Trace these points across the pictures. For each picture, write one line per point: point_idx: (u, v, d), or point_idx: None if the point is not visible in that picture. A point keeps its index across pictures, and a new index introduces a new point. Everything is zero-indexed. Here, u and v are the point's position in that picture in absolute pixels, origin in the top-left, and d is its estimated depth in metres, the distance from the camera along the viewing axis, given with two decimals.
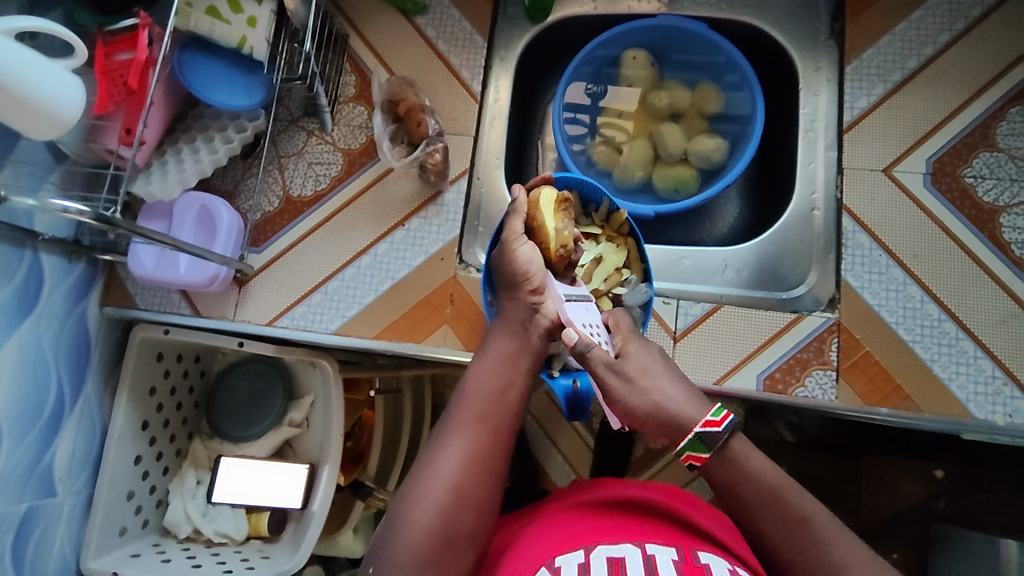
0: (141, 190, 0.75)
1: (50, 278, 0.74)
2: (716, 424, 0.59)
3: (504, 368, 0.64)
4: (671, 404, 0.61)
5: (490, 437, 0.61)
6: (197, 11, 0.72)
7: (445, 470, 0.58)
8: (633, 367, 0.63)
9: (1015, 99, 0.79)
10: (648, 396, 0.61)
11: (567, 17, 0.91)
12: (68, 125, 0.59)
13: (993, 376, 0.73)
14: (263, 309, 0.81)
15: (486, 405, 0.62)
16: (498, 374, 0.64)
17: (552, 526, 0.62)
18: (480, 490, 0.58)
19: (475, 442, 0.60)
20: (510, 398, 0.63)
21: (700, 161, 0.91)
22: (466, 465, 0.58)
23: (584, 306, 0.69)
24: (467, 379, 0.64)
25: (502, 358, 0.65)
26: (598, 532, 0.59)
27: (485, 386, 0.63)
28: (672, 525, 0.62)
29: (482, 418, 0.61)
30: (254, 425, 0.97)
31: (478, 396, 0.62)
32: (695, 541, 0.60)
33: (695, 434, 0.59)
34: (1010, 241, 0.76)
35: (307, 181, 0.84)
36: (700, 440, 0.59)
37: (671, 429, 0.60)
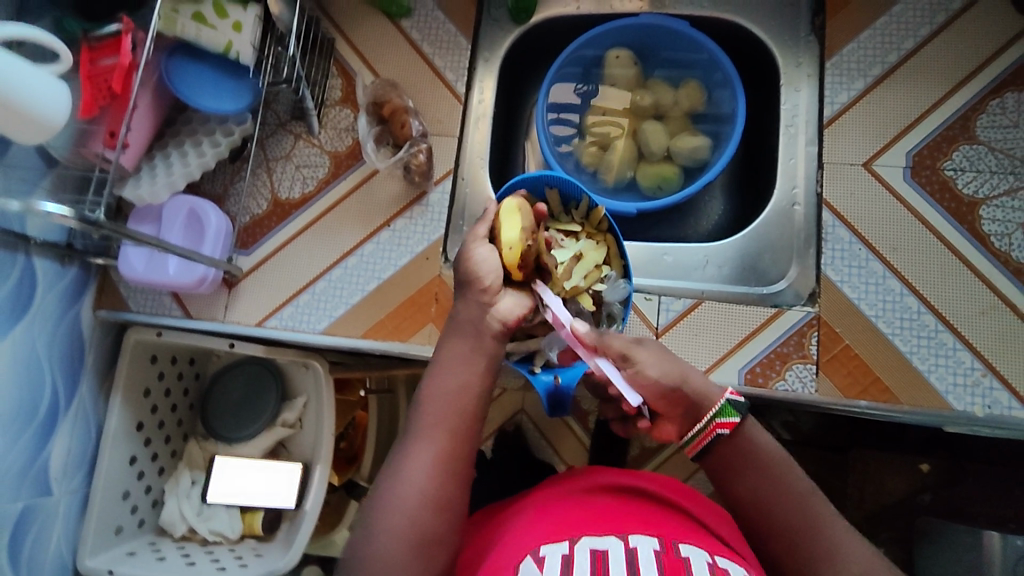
0: (130, 194, 0.76)
1: (43, 282, 0.76)
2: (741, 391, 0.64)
3: (463, 367, 0.65)
4: (693, 382, 0.64)
5: (454, 437, 0.61)
6: (184, 17, 0.73)
7: (429, 473, 0.59)
8: (659, 346, 0.66)
9: (995, 92, 0.80)
10: (675, 369, 0.64)
11: (550, 17, 0.92)
12: (53, 129, 0.61)
13: (972, 368, 0.74)
14: (252, 309, 0.82)
15: (451, 403, 0.63)
16: (461, 373, 0.64)
17: (540, 518, 0.62)
18: (453, 489, 0.60)
19: (441, 444, 0.61)
20: (471, 395, 0.64)
21: (684, 159, 0.92)
22: (434, 467, 0.59)
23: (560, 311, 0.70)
24: (431, 381, 0.64)
25: (462, 357, 0.65)
26: (583, 523, 0.60)
27: (448, 385, 0.63)
28: (658, 514, 0.63)
29: (446, 418, 0.62)
30: (245, 426, 0.99)
31: (442, 396, 0.63)
32: (681, 531, 0.60)
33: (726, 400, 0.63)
34: (989, 234, 0.77)
35: (295, 183, 0.85)
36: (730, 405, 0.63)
37: (695, 402, 0.63)
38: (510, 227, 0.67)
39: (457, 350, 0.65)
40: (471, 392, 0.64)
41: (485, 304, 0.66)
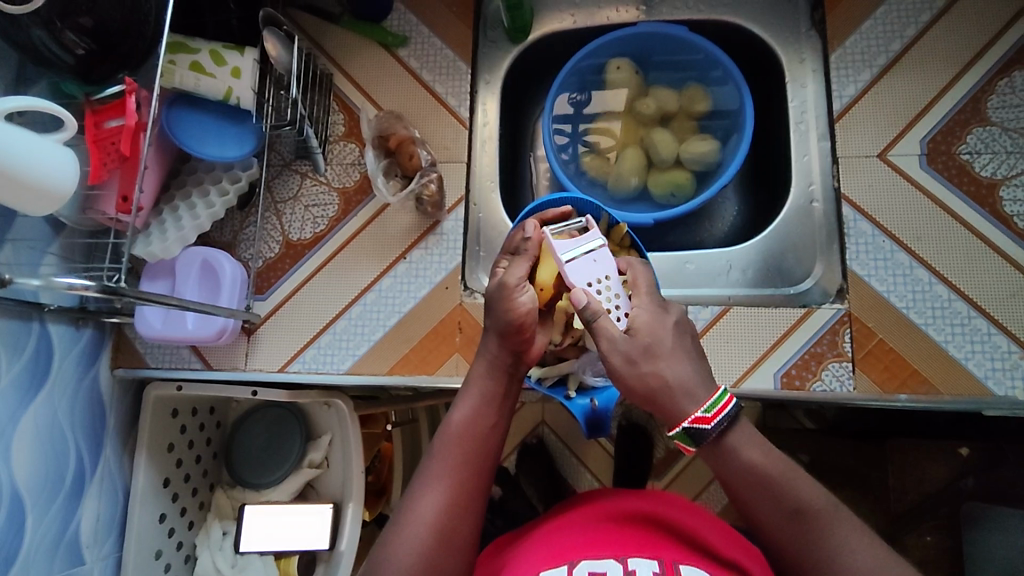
0: (142, 251, 0.75)
1: (59, 348, 0.74)
2: (708, 420, 0.55)
3: (486, 407, 0.64)
4: (667, 391, 0.56)
5: (465, 476, 0.60)
6: (182, 68, 0.74)
7: (462, 518, 0.59)
8: (637, 346, 0.58)
9: (1002, 72, 0.79)
10: (647, 378, 0.57)
11: (547, 33, 0.92)
12: (63, 197, 0.59)
13: (1009, 351, 0.72)
14: (274, 356, 0.81)
15: (469, 443, 0.62)
16: (479, 412, 0.64)
17: (549, 540, 0.65)
18: (463, 529, 0.59)
19: (454, 484, 0.60)
20: (494, 435, 0.63)
21: (694, 163, 0.91)
22: (448, 508, 0.58)
23: (589, 258, 0.67)
24: (450, 417, 0.64)
25: (484, 396, 0.65)
26: (587, 545, 0.61)
27: (468, 424, 0.63)
28: (665, 536, 0.63)
29: (464, 459, 0.61)
30: (271, 472, 0.97)
31: (460, 436, 0.62)
32: (682, 552, 0.61)
33: (684, 428, 0.56)
34: (1012, 215, 0.76)
35: (306, 224, 0.84)
36: (687, 435, 0.56)
37: (663, 414, 0.57)
38: (546, 266, 0.68)
39: (475, 389, 0.65)
40: (487, 432, 0.63)
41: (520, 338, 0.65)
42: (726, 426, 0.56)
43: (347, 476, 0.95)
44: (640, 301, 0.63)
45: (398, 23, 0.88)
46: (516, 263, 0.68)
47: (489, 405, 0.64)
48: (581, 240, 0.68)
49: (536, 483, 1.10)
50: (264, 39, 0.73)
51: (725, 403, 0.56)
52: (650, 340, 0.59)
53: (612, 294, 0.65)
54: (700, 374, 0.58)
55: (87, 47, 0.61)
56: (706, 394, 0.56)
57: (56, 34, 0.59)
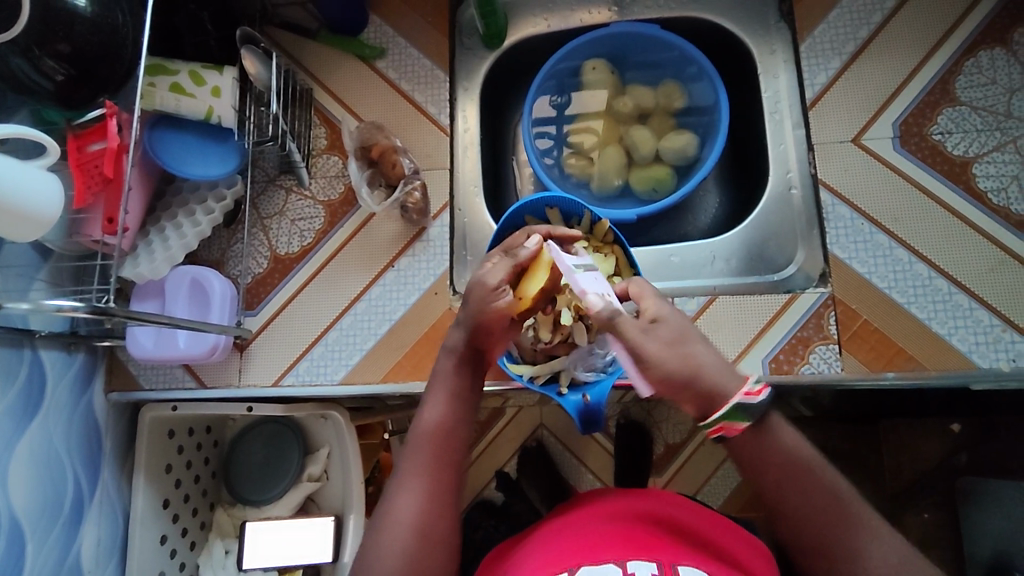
0: (131, 272, 0.75)
1: (52, 373, 0.74)
2: (756, 394, 0.59)
3: (457, 401, 0.66)
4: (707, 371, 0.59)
5: (441, 472, 0.62)
6: (162, 89, 0.75)
7: (441, 514, 0.61)
8: (669, 333, 0.60)
9: (968, 52, 0.81)
10: (684, 359, 0.59)
11: (522, 38, 0.93)
12: (50, 222, 0.60)
13: (991, 325, 0.74)
14: (267, 370, 0.81)
15: (443, 440, 0.64)
16: (449, 411, 0.65)
17: (549, 544, 0.65)
18: (444, 525, 0.61)
19: (431, 480, 0.62)
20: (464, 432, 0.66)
21: (673, 158, 0.92)
22: (427, 507, 0.60)
23: (589, 274, 0.65)
24: (421, 418, 0.65)
25: (455, 389, 0.67)
26: (586, 549, 0.62)
27: (439, 421, 0.64)
28: (663, 536, 0.64)
29: (438, 454, 0.63)
30: (271, 487, 0.97)
31: (432, 433, 0.64)
32: (681, 552, 0.61)
33: (735, 402, 0.58)
34: (986, 191, 0.77)
35: (293, 238, 0.84)
36: (738, 410, 0.58)
37: (707, 398, 0.59)
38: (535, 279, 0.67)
39: (444, 386, 0.67)
40: (458, 426, 0.65)
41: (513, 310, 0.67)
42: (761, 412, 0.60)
43: (347, 488, 0.95)
44: (648, 305, 0.62)
45: (375, 35, 0.89)
46: (503, 264, 0.67)
47: (459, 399, 0.66)
48: (580, 259, 0.68)
49: (539, 485, 1.10)
50: (243, 58, 0.75)
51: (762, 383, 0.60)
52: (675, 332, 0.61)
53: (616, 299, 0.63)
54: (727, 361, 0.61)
55: (66, 74, 0.61)
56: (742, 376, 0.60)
57: (35, 61, 0.59)
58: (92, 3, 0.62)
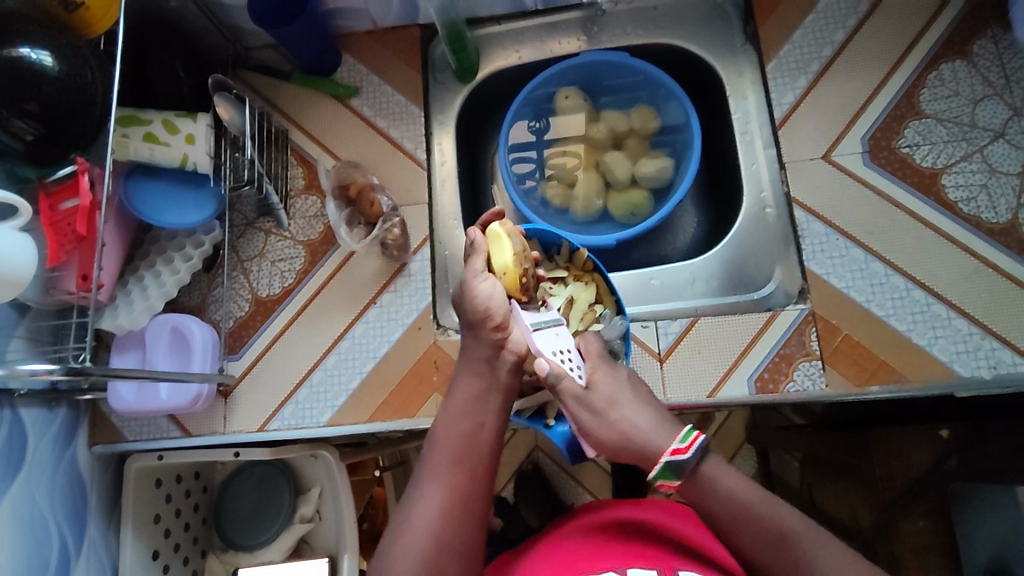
0: (109, 324, 0.75)
1: (34, 431, 0.73)
2: (684, 450, 0.59)
3: (472, 408, 0.66)
4: (639, 435, 0.61)
5: (459, 478, 0.62)
6: (136, 140, 0.75)
7: (457, 520, 0.61)
8: (600, 399, 0.63)
9: (930, 65, 0.83)
10: (614, 429, 0.62)
11: (495, 70, 0.94)
12: (23, 283, 0.59)
13: (970, 333, 0.75)
14: (252, 416, 0.81)
15: (460, 446, 0.64)
16: (467, 417, 0.65)
17: (552, 552, 0.66)
18: (464, 530, 0.61)
19: (447, 489, 0.62)
20: (484, 436, 0.65)
21: (649, 182, 0.93)
22: (443, 511, 0.60)
23: (552, 331, 0.68)
24: (439, 424, 0.66)
25: (468, 400, 0.66)
26: (588, 558, 0.63)
27: (456, 427, 0.65)
28: (659, 547, 0.65)
29: (453, 463, 0.63)
30: (263, 530, 0.95)
31: (449, 439, 0.64)
32: (678, 558, 0.62)
33: (664, 462, 0.59)
34: (956, 201, 0.79)
35: (274, 279, 0.84)
36: (669, 468, 0.59)
37: (641, 459, 0.61)
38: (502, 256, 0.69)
39: (462, 392, 0.67)
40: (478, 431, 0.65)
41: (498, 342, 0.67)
42: (702, 455, 0.60)
43: (340, 526, 0.94)
44: (595, 365, 0.66)
45: (348, 74, 0.90)
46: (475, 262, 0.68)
47: (477, 404, 0.66)
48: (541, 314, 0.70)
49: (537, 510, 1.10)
50: (216, 104, 0.75)
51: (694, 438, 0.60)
52: (611, 392, 0.64)
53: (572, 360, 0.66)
54: (660, 417, 0.63)
55: (35, 133, 0.61)
56: (677, 429, 0.61)
57: (4, 123, 0.60)
58: (60, 62, 0.62)
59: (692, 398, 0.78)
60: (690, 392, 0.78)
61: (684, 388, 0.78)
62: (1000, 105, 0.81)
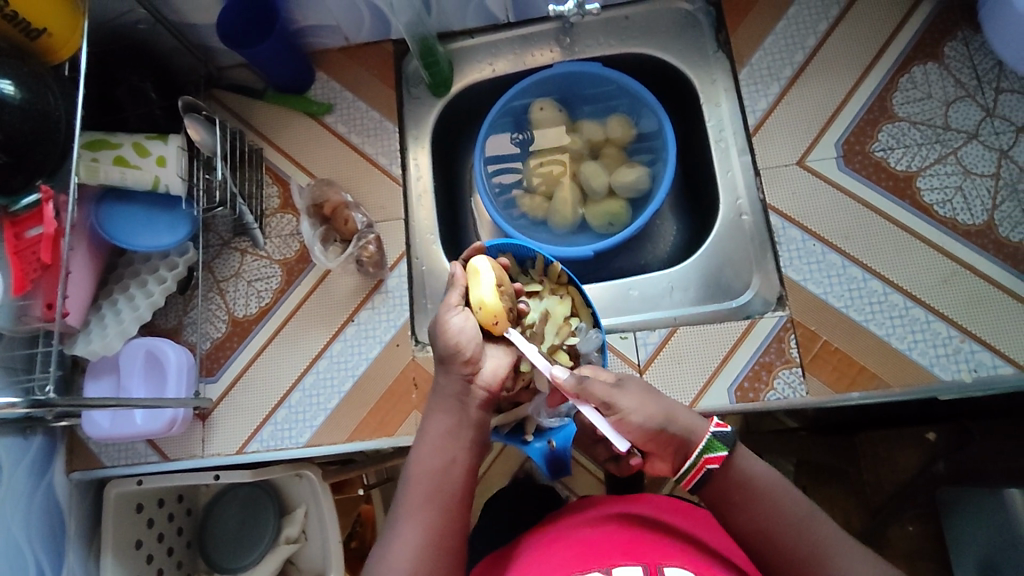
0: (83, 350, 0.74)
1: (7, 461, 0.72)
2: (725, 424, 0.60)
3: (446, 443, 0.63)
4: (678, 418, 0.60)
5: (435, 515, 0.59)
6: (106, 163, 0.74)
7: (435, 560, 0.58)
8: (638, 385, 0.62)
9: (902, 68, 0.83)
10: (656, 413, 0.60)
11: (469, 83, 0.94)
12: None
13: (949, 336, 0.74)
14: (230, 438, 0.80)
15: (435, 480, 0.61)
16: (442, 449, 0.63)
17: (543, 550, 0.64)
18: (442, 572, 0.58)
19: (423, 526, 0.59)
20: (458, 471, 0.62)
21: (626, 192, 0.93)
22: (420, 551, 0.57)
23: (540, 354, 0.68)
24: (414, 457, 0.63)
25: (443, 432, 0.64)
26: (575, 557, 0.60)
27: (430, 460, 0.62)
28: (653, 540, 0.62)
29: (427, 501, 0.60)
30: (249, 552, 0.95)
31: (425, 474, 0.61)
32: (670, 553, 0.59)
33: (710, 434, 0.59)
34: (931, 203, 0.79)
35: (250, 299, 0.84)
36: (716, 439, 0.59)
37: (684, 441, 0.59)
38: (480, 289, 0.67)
39: (437, 423, 0.64)
40: (454, 464, 0.62)
41: (468, 377, 0.65)
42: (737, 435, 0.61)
43: (325, 547, 0.93)
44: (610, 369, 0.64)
45: (321, 92, 0.89)
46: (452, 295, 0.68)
47: (452, 435, 0.63)
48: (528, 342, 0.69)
49: None
50: (186, 126, 0.74)
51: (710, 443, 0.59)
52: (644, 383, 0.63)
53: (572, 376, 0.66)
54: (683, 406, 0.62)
55: None
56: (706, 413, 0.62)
57: None
58: (21, 90, 0.61)
59: None
60: None
61: (664, 399, 0.77)
62: (973, 106, 0.81)
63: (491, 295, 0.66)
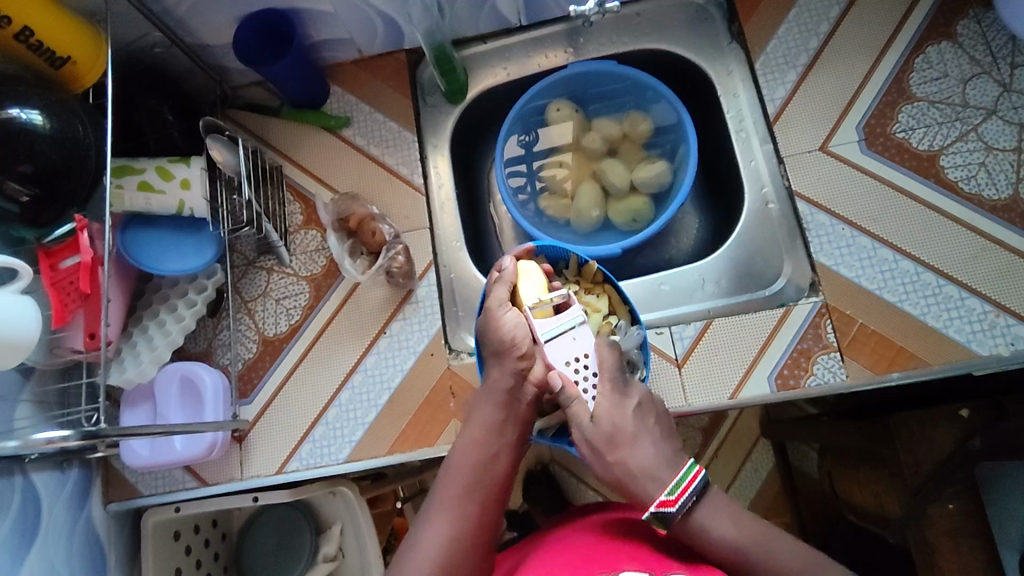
0: (117, 378, 0.73)
1: (47, 495, 0.71)
2: (672, 503, 0.58)
3: (488, 440, 0.65)
4: (635, 476, 0.60)
5: (472, 506, 0.61)
6: (130, 190, 0.74)
7: (464, 549, 0.59)
8: (601, 438, 0.62)
9: (917, 49, 0.83)
10: (614, 465, 0.61)
11: (484, 89, 0.94)
12: (27, 347, 0.58)
13: (984, 312, 0.74)
14: (268, 459, 0.79)
15: (475, 474, 0.63)
16: (482, 444, 0.65)
17: (552, 553, 0.65)
18: (469, 559, 0.59)
19: (460, 515, 0.61)
20: (495, 470, 0.64)
21: (649, 187, 0.93)
22: (452, 539, 0.59)
23: (570, 336, 0.66)
24: (455, 451, 0.65)
25: (483, 429, 0.65)
26: (584, 560, 0.60)
27: (471, 453, 0.64)
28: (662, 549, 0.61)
29: (464, 493, 0.62)
30: (287, 571, 0.94)
31: (464, 466, 0.63)
32: (677, 563, 0.58)
33: (652, 513, 0.58)
34: (957, 180, 0.79)
35: (279, 317, 0.83)
36: (659, 519, 0.58)
37: (634, 498, 0.61)
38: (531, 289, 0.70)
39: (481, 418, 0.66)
40: (495, 460, 0.64)
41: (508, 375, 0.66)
42: (692, 504, 0.59)
43: (366, 561, 0.92)
44: (603, 386, 0.64)
45: (338, 105, 0.89)
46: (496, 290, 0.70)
47: (495, 433, 0.65)
48: (559, 319, 0.67)
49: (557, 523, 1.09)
50: (208, 147, 0.74)
51: (687, 483, 0.59)
52: (613, 429, 0.62)
53: (585, 370, 0.66)
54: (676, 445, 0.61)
55: (30, 194, 0.60)
56: (670, 474, 0.60)
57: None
58: (50, 119, 0.61)
59: (715, 402, 0.77)
60: (711, 396, 0.77)
61: (705, 392, 0.77)
62: (989, 82, 0.81)
63: (531, 292, 0.69)
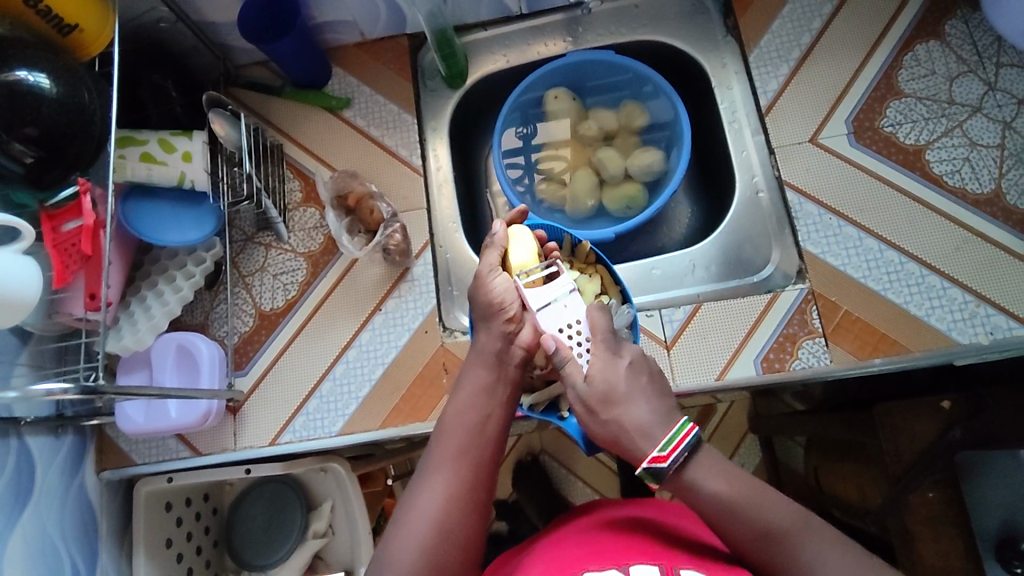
0: (115, 346, 0.74)
1: (41, 460, 0.72)
2: (664, 458, 0.58)
3: (480, 400, 0.66)
4: (626, 435, 0.61)
5: (468, 465, 0.62)
6: (133, 160, 0.75)
7: (461, 509, 0.59)
8: (595, 397, 0.62)
9: (905, 47, 0.86)
10: (609, 423, 0.61)
11: (484, 75, 0.96)
12: (28, 306, 0.59)
13: (965, 301, 0.76)
14: (261, 431, 0.80)
15: (469, 436, 0.64)
16: (473, 406, 0.66)
17: (554, 549, 0.64)
18: (469, 517, 0.59)
19: (456, 473, 0.61)
20: (489, 429, 0.65)
21: (642, 174, 0.95)
22: (450, 498, 0.59)
23: (561, 303, 0.68)
24: (447, 415, 0.66)
25: (478, 389, 0.67)
26: (590, 557, 0.59)
27: (463, 416, 0.65)
28: (664, 543, 0.61)
29: (460, 453, 0.62)
30: (277, 548, 0.95)
31: (457, 429, 0.64)
32: (683, 557, 0.59)
33: (645, 468, 0.59)
34: (942, 174, 0.81)
35: (276, 292, 0.84)
36: (649, 473, 0.59)
37: (628, 455, 0.61)
38: (523, 251, 0.71)
39: (474, 381, 0.67)
40: (486, 424, 0.65)
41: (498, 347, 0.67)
42: (685, 459, 0.59)
43: (355, 538, 0.92)
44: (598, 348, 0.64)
45: (339, 87, 0.91)
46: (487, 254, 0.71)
47: (485, 394, 0.66)
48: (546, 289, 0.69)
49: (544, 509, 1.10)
50: (210, 121, 0.75)
51: (680, 438, 0.59)
52: (607, 387, 0.62)
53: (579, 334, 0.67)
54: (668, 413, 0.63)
55: (35, 155, 0.61)
56: (663, 431, 0.60)
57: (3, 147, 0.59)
58: (57, 84, 0.62)
59: (701, 382, 0.79)
60: (698, 376, 0.79)
61: (693, 373, 0.79)
62: (975, 81, 0.83)
63: (522, 254, 0.71)
